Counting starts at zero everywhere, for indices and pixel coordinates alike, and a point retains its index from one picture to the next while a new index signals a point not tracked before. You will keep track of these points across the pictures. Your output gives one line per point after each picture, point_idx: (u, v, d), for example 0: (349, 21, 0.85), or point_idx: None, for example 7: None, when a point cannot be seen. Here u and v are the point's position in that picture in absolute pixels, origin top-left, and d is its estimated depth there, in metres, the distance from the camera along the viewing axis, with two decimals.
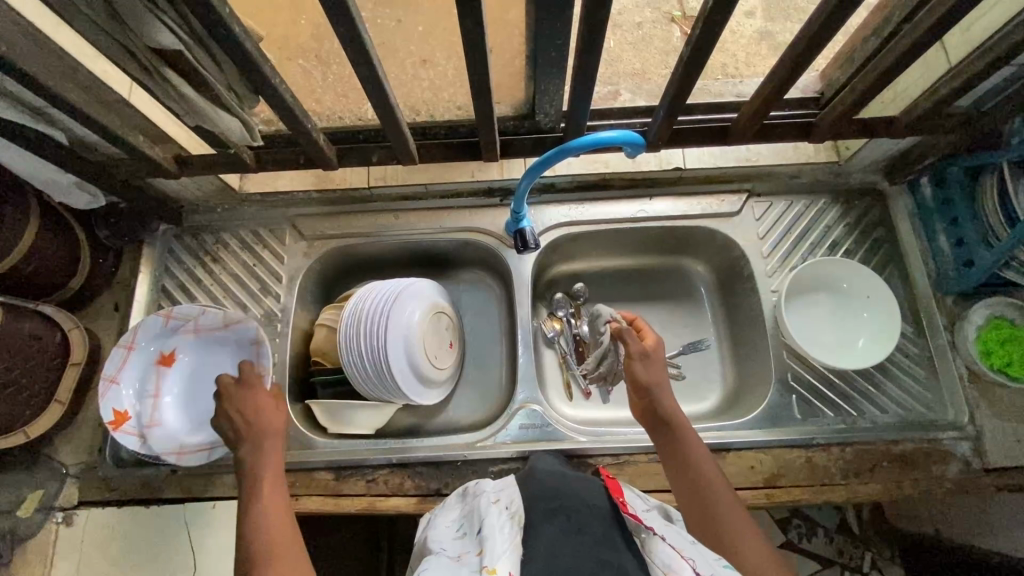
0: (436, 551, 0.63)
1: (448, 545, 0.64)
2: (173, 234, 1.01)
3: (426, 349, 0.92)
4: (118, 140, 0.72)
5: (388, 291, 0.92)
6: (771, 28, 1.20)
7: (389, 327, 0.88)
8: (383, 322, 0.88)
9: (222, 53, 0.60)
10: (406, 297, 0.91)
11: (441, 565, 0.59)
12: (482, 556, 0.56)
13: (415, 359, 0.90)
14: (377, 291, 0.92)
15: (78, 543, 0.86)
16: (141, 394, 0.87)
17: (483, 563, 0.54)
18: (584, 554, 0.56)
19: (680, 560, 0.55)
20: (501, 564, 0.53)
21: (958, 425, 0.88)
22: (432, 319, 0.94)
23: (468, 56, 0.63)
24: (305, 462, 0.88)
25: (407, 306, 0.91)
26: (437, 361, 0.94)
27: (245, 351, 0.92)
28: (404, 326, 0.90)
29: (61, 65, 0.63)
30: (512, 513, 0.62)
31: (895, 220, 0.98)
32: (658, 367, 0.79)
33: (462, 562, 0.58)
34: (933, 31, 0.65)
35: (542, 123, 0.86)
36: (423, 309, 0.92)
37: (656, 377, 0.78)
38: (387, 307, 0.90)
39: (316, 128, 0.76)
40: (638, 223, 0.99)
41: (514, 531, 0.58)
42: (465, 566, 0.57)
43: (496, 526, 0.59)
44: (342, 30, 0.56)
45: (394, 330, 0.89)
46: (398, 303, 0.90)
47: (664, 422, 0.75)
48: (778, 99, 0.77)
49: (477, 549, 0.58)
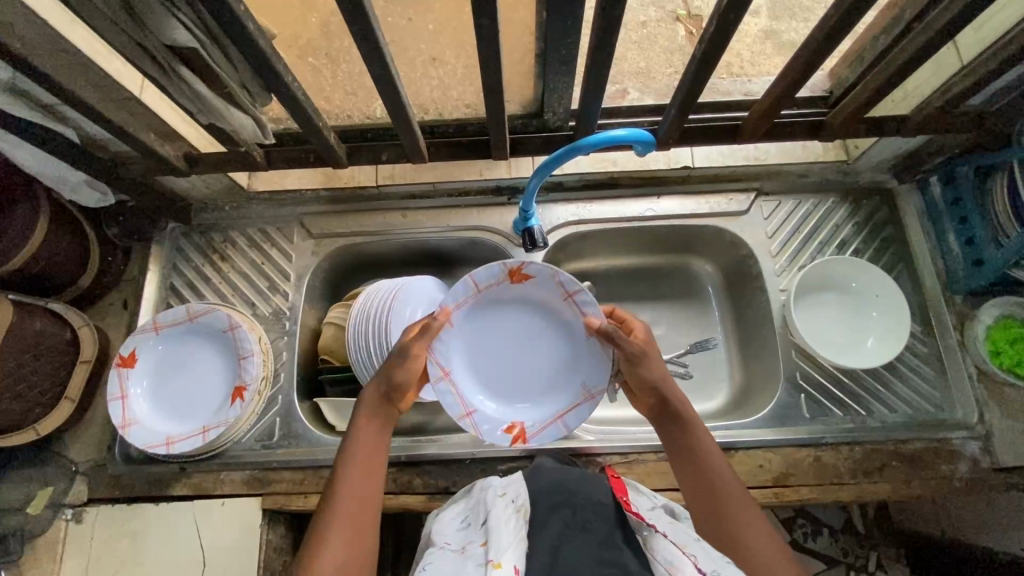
0: (438, 543, 0.63)
1: (452, 538, 0.63)
2: (182, 232, 1.01)
3: (495, 363, 0.87)
4: (129, 137, 0.72)
5: (555, 293, 0.84)
6: (776, 27, 1.20)
7: (454, 300, 0.82)
8: (458, 292, 0.82)
9: (234, 50, 0.60)
10: (549, 305, 0.86)
11: (445, 557, 0.58)
12: (488, 549, 0.56)
13: (471, 360, 0.86)
14: (535, 280, 0.84)
15: (88, 539, 0.86)
16: (109, 397, 0.86)
17: (488, 556, 0.55)
18: (586, 551, 0.58)
19: (682, 556, 0.55)
20: (507, 557, 0.54)
21: (968, 425, 0.88)
22: (586, 365, 0.85)
23: (481, 54, 0.63)
24: (315, 459, 0.89)
25: (521, 306, 0.86)
26: (498, 398, 0.86)
27: (212, 338, 0.92)
28: (479, 314, 0.86)
29: (73, 63, 0.63)
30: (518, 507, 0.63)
31: (905, 219, 0.98)
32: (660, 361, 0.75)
33: (465, 554, 0.58)
34: (948, 28, 0.65)
35: (551, 122, 0.86)
36: (538, 324, 0.87)
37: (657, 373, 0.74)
38: (479, 280, 0.83)
39: (327, 127, 0.76)
40: (646, 222, 0.99)
41: (519, 525, 0.60)
42: (468, 557, 0.57)
43: (501, 519, 0.60)
44: (357, 27, 0.56)
45: (458, 309, 0.84)
46: (510, 296, 0.86)
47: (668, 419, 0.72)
48: (789, 98, 0.77)
49: (482, 541, 0.59)
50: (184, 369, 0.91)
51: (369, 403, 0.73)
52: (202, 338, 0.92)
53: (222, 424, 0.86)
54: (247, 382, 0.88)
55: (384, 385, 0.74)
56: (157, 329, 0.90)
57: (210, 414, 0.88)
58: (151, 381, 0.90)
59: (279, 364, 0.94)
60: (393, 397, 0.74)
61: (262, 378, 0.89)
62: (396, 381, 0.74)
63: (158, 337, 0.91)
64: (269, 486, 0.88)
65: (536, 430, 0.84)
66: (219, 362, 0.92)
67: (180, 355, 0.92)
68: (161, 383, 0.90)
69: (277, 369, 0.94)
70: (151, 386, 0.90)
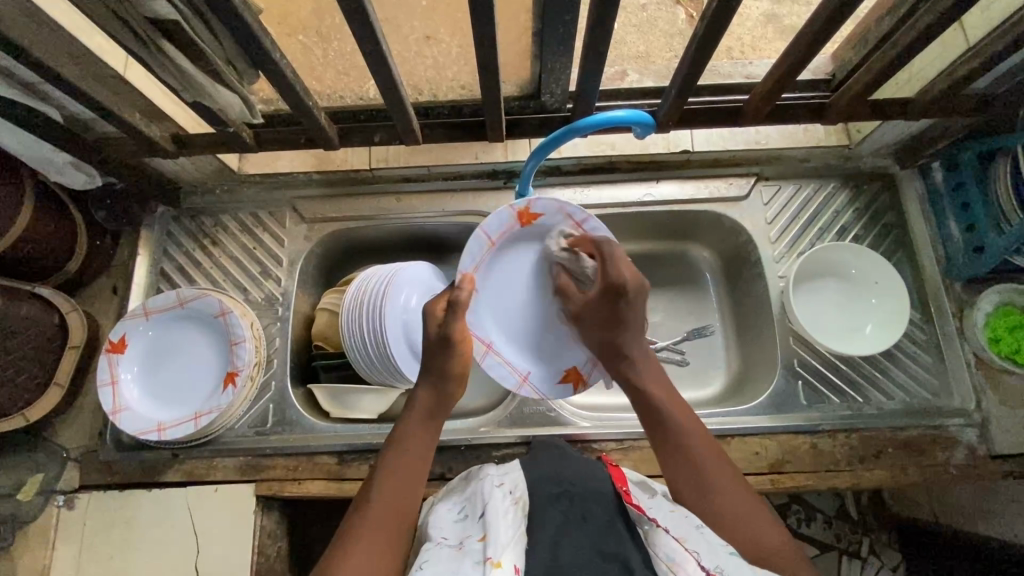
0: (435, 538, 0.61)
1: (448, 531, 0.62)
2: (172, 216, 0.99)
3: (526, 310, 0.87)
4: (114, 117, 0.71)
5: (564, 226, 0.84)
6: (779, 10, 1.18)
7: (472, 260, 0.82)
8: (474, 250, 0.82)
9: (220, 25, 0.58)
10: (561, 237, 0.85)
11: (442, 553, 0.57)
12: (486, 545, 0.55)
13: (504, 315, 0.86)
14: (543, 216, 0.83)
15: (79, 526, 0.86)
16: (97, 383, 0.85)
17: (486, 554, 0.54)
18: (588, 544, 0.57)
19: (684, 553, 0.55)
20: (506, 557, 0.53)
21: (965, 412, 0.88)
22: None
23: (476, 31, 0.61)
24: (309, 446, 0.88)
25: (538, 246, 0.86)
26: (546, 348, 0.87)
27: (203, 323, 0.90)
28: (500, 265, 0.85)
29: (50, 36, 0.61)
30: (516, 499, 0.62)
31: (905, 205, 0.97)
32: (636, 325, 0.75)
33: (462, 549, 0.56)
34: (955, 7, 0.63)
35: (548, 104, 0.85)
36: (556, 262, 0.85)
37: (629, 340, 0.74)
38: (490, 232, 0.82)
39: (318, 108, 0.74)
40: (645, 207, 0.98)
41: (519, 519, 0.58)
42: (466, 553, 0.56)
43: (500, 512, 0.59)
44: (347, 1, 0.54)
45: (478, 267, 0.83)
46: (523, 239, 0.85)
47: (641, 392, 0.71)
48: (791, 79, 0.75)
49: (480, 535, 0.58)
50: (176, 355, 0.90)
51: (417, 412, 0.70)
52: (193, 322, 0.91)
53: (214, 410, 0.85)
54: (239, 367, 0.87)
55: (437, 388, 0.71)
56: (147, 315, 0.89)
57: (201, 401, 0.87)
58: (142, 366, 0.89)
59: (272, 351, 0.93)
60: (448, 391, 0.71)
61: (255, 364, 0.88)
62: (448, 369, 0.71)
63: (149, 323, 0.90)
64: (263, 473, 0.87)
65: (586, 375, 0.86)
66: (210, 347, 0.90)
67: (171, 340, 0.90)
68: (152, 368, 0.89)
69: (270, 355, 0.93)
70: (141, 372, 0.89)
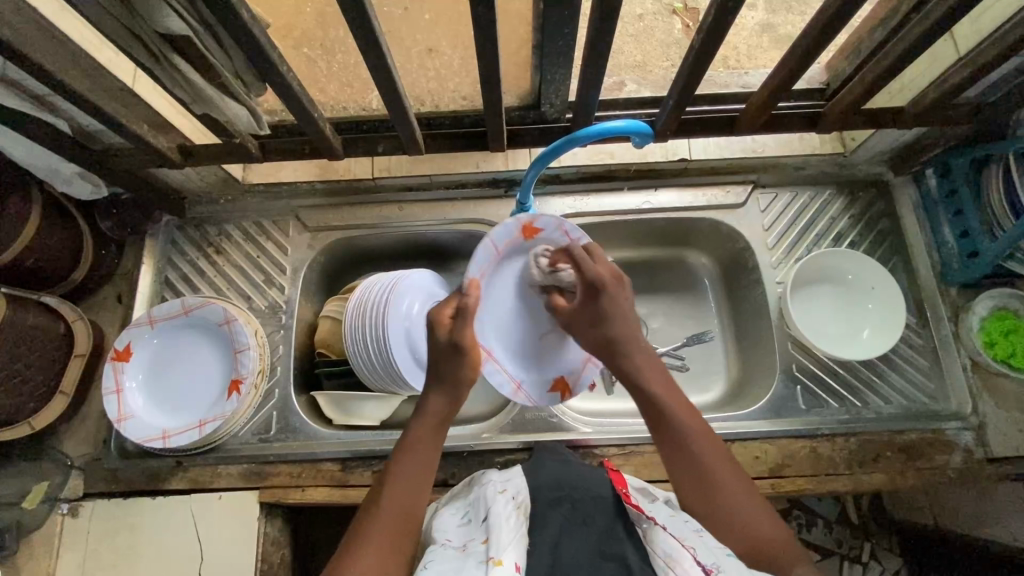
0: (439, 540, 0.62)
1: (452, 534, 0.63)
2: (176, 225, 1.00)
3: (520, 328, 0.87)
4: (121, 128, 0.72)
5: (560, 242, 0.85)
6: (773, 20, 1.20)
7: (478, 268, 0.81)
8: (480, 258, 0.81)
9: (229, 39, 0.60)
10: None
11: (446, 555, 0.57)
12: (488, 546, 0.56)
13: (502, 325, 0.86)
14: (544, 231, 0.84)
15: (84, 533, 0.86)
16: (103, 391, 0.86)
17: (489, 554, 0.54)
18: (590, 550, 0.58)
19: (682, 549, 0.54)
20: (508, 555, 0.54)
21: (962, 416, 0.89)
22: None
23: (478, 45, 0.63)
24: (313, 453, 0.89)
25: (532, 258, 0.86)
26: (537, 355, 0.87)
27: (207, 331, 0.91)
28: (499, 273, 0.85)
29: (61, 49, 0.63)
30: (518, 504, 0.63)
31: (900, 212, 0.98)
32: (625, 317, 0.73)
33: (466, 552, 0.57)
34: (945, 19, 0.65)
35: (548, 114, 0.86)
36: None
37: (625, 332, 0.73)
38: (496, 240, 0.82)
39: (323, 118, 0.76)
40: (644, 214, 0.99)
41: (519, 522, 0.59)
42: (469, 555, 0.57)
43: (502, 516, 0.59)
44: (352, 15, 0.56)
45: (482, 275, 0.83)
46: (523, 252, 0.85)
47: (651, 399, 0.69)
48: (787, 89, 0.76)
49: (483, 538, 0.58)
50: (181, 364, 0.91)
51: (428, 418, 0.69)
52: (199, 331, 0.91)
53: (219, 418, 0.86)
54: (244, 376, 0.87)
55: (448, 394, 0.70)
56: (152, 324, 0.90)
57: (206, 408, 0.88)
58: (146, 374, 0.90)
59: (275, 359, 0.94)
60: (460, 397, 0.70)
61: (259, 371, 0.89)
62: (459, 375, 0.70)
63: (153, 331, 0.90)
64: (267, 480, 0.88)
65: (574, 385, 0.88)
66: (214, 354, 0.91)
67: (176, 348, 0.91)
68: (157, 376, 0.90)
69: (273, 362, 0.94)
70: (145, 380, 0.89)
